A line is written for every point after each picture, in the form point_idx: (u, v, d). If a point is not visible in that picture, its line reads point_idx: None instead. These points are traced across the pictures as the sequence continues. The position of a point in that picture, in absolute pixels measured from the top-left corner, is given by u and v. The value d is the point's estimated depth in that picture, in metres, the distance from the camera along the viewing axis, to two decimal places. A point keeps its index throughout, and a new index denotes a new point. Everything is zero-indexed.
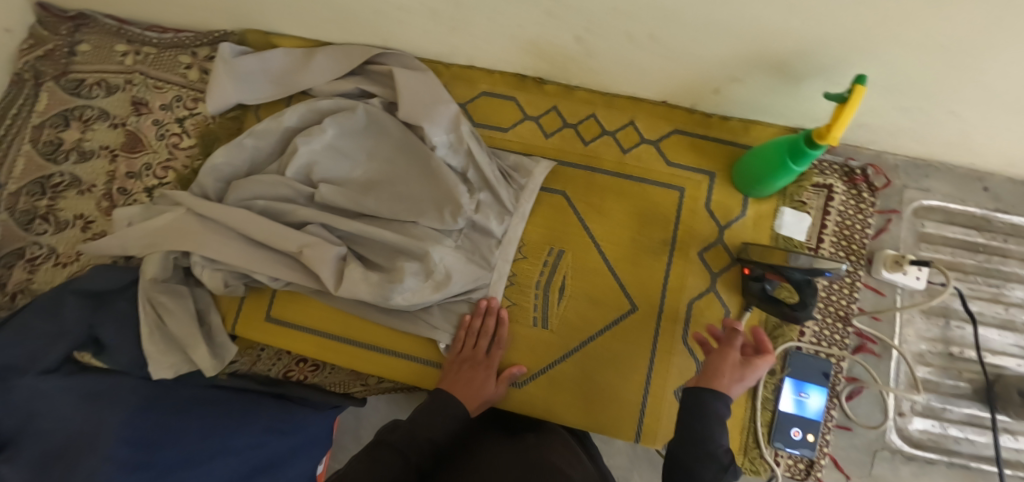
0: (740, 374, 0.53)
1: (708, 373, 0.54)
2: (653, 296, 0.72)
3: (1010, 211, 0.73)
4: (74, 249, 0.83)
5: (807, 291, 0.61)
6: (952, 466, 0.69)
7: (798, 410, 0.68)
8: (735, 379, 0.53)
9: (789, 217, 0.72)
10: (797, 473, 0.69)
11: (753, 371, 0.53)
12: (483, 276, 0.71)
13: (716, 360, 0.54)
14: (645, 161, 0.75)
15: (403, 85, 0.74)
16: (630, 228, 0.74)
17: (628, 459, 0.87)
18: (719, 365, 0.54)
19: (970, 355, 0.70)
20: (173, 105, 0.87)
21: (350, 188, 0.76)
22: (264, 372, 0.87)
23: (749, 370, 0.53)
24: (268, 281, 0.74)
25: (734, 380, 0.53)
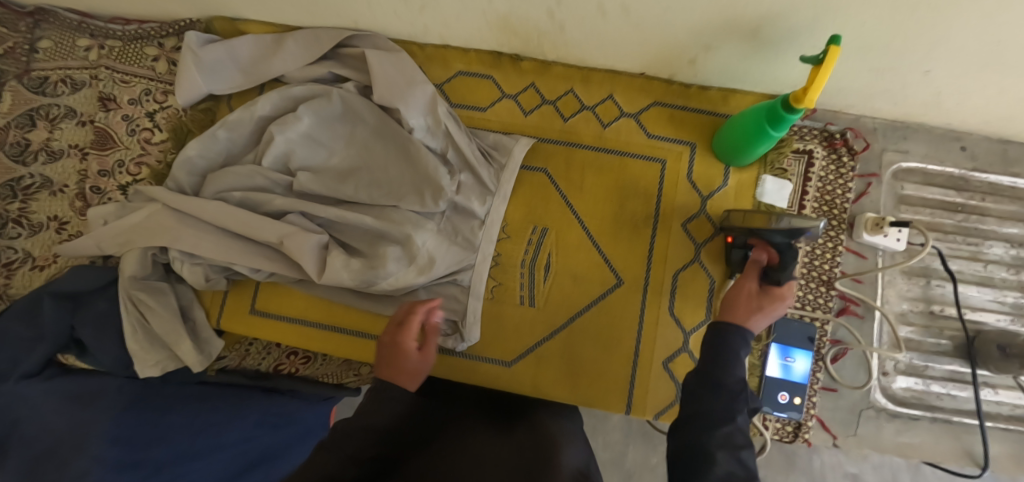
0: (758, 304, 0.53)
1: (728, 309, 0.54)
2: (639, 269, 0.72)
3: (986, 170, 0.74)
4: (51, 251, 0.81)
5: (789, 254, 0.56)
6: (936, 421, 0.71)
7: (784, 375, 0.69)
8: (755, 310, 0.53)
9: (770, 184, 0.72)
10: (785, 436, 0.71)
11: (773, 300, 0.53)
12: (467, 258, 0.71)
13: (733, 297, 0.55)
14: (625, 135, 0.75)
15: (376, 68, 0.73)
16: (612, 202, 0.73)
17: (621, 433, 0.89)
18: (736, 299, 0.54)
19: (950, 313, 0.72)
20: (143, 99, 0.85)
21: (328, 175, 0.75)
22: (253, 367, 0.86)
23: (767, 299, 0.53)
24: (249, 273, 0.73)
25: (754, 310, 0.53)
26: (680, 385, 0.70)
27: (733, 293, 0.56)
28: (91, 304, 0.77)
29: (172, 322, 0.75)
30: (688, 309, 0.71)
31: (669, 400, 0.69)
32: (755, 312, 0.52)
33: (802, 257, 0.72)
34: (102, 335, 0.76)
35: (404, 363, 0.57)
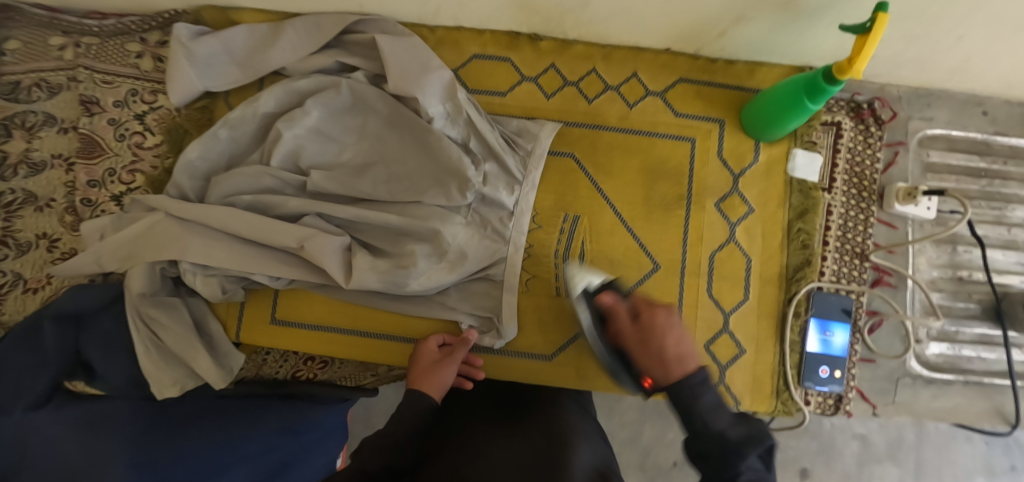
0: (658, 350, 0.48)
1: (650, 372, 0.49)
2: (674, 252, 0.70)
3: (1007, 134, 0.74)
4: (43, 272, 0.76)
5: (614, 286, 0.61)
6: (968, 384, 0.72)
7: (823, 349, 0.70)
8: (664, 356, 0.48)
9: (801, 158, 0.71)
10: (826, 409, 0.71)
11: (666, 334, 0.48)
12: (499, 250, 0.68)
13: (641, 360, 0.50)
14: (652, 115, 0.72)
15: (388, 53, 0.68)
16: (643, 185, 0.71)
17: (637, 412, 0.89)
18: (645, 356, 0.49)
19: (979, 277, 0.72)
20: (129, 100, 0.80)
21: (341, 171, 0.70)
22: (271, 375, 0.82)
23: (664, 338, 0.48)
24: (268, 281, 0.69)
25: (661, 352, 0.48)
26: (722, 366, 0.69)
27: (636, 355, 0.51)
28: (96, 323, 0.73)
29: (188, 338, 0.71)
30: (726, 290, 0.70)
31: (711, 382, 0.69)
32: (666, 358, 0.47)
33: (834, 230, 0.72)
34: (112, 355, 0.72)
35: (430, 372, 0.64)
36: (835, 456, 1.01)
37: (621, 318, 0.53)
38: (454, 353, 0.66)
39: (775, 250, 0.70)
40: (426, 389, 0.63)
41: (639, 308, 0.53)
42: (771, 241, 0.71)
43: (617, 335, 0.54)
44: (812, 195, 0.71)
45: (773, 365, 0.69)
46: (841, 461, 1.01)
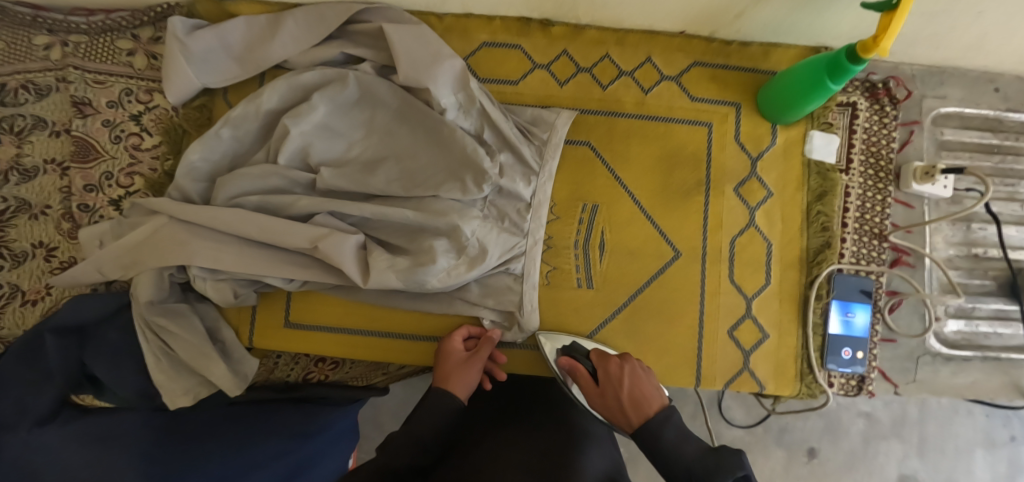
0: (616, 399, 0.58)
1: (621, 423, 0.58)
2: (695, 239, 0.69)
3: (1019, 110, 0.74)
4: (43, 283, 0.74)
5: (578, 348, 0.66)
6: (986, 359, 0.73)
7: (845, 330, 0.70)
8: (623, 404, 0.58)
9: (819, 140, 0.71)
10: (849, 390, 0.72)
11: (621, 380, 0.59)
12: (517, 243, 0.67)
13: (603, 411, 0.60)
14: (668, 100, 0.71)
15: (397, 42, 0.65)
16: (662, 171, 0.70)
17: None
18: (619, 414, 0.58)
19: (994, 254, 0.73)
20: (123, 100, 0.77)
21: (351, 167, 0.67)
22: (282, 378, 0.79)
23: (622, 392, 0.58)
24: (281, 283, 0.66)
25: (627, 408, 0.57)
26: (747, 352, 0.69)
27: (602, 410, 0.60)
28: (101, 335, 0.70)
29: (199, 346, 0.68)
30: (748, 275, 0.69)
31: (736, 368, 0.69)
32: (625, 406, 0.57)
33: (852, 211, 0.71)
34: (119, 367, 0.69)
35: (456, 371, 0.63)
36: (841, 435, 1.03)
37: (586, 380, 0.61)
38: (481, 351, 0.65)
39: (795, 233, 0.70)
40: (456, 389, 0.61)
41: (598, 364, 0.62)
42: (791, 224, 0.70)
43: (596, 397, 0.61)
44: (830, 176, 0.70)
45: (796, 348, 0.69)
46: (848, 439, 1.03)
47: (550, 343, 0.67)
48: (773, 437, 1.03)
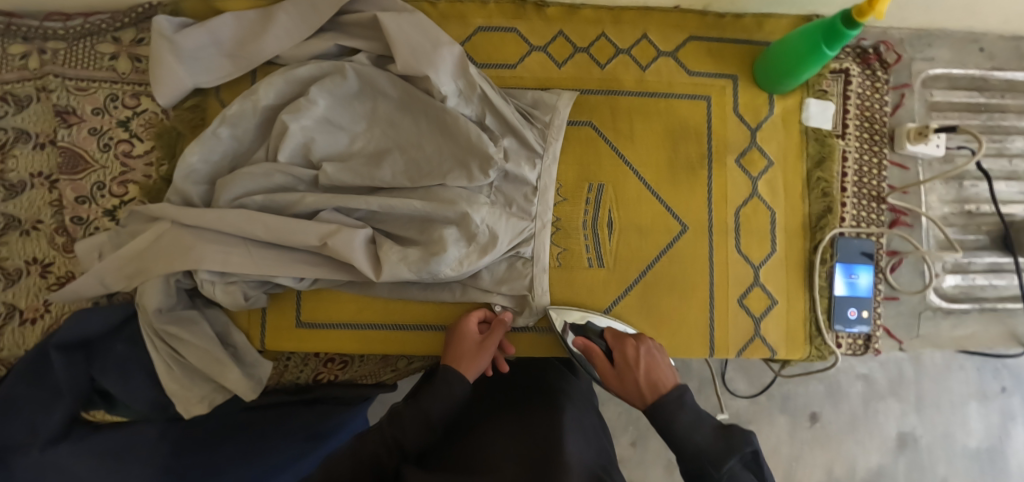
0: (635, 382, 0.60)
1: (636, 402, 0.60)
2: (701, 212, 0.70)
3: (1004, 68, 0.76)
4: (40, 300, 0.73)
5: (591, 326, 0.67)
6: (983, 311, 0.76)
7: (850, 291, 0.71)
8: (642, 386, 0.59)
9: (814, 107, 0.72)
10: (857, 350, 0.74)
11: (638, 362, 0.60)
12: (526, 227, 0.67)
13: (619, 391, 0.61)
14: (666, 75, 0.71)
15: (393, 30, 0.64)
16: (664, 147, 0.70)
17: None
18: (636, 394, 0.60)
19: (987, 209, 0.75)
20: (109, 107, 0.75)
21: (355, 161, 0.67)
22: (292, 381, 0.77)
23: (639, 373, 0.60)
24: (291, 283, 0.66)
25: (646, 390, 0.59)
26: (757, 318, 0.70)
27: (617, 390, 0.62)
28: (108, 349, 0.69)
29: (212, 351, 0.67)
30: (755, 245, 0.70)
31: (747, 336, 0.70)
32: (644, 388, 0.59)
33: (851, 176, 0.73)
34: (129, 380, 0.68)
35: (470, 355, 0.63)
36: (842, 398, 1.06)
37: (602, 362, 0.63)
38: (494, 334, 0.65)
39: (798, 201, 0.71)
40: (467, 372, 0.61)
41: (614, 346, 0.63)
42: (793, 192, 0.72)
43: (612, 377, 0.62)
44: (828, 142, 0.72)
45: (804, 312, 0.71)
46: (848, 402, 1.06)
47: (561, 318, 0.67)
48: (777, 405, 1.06)
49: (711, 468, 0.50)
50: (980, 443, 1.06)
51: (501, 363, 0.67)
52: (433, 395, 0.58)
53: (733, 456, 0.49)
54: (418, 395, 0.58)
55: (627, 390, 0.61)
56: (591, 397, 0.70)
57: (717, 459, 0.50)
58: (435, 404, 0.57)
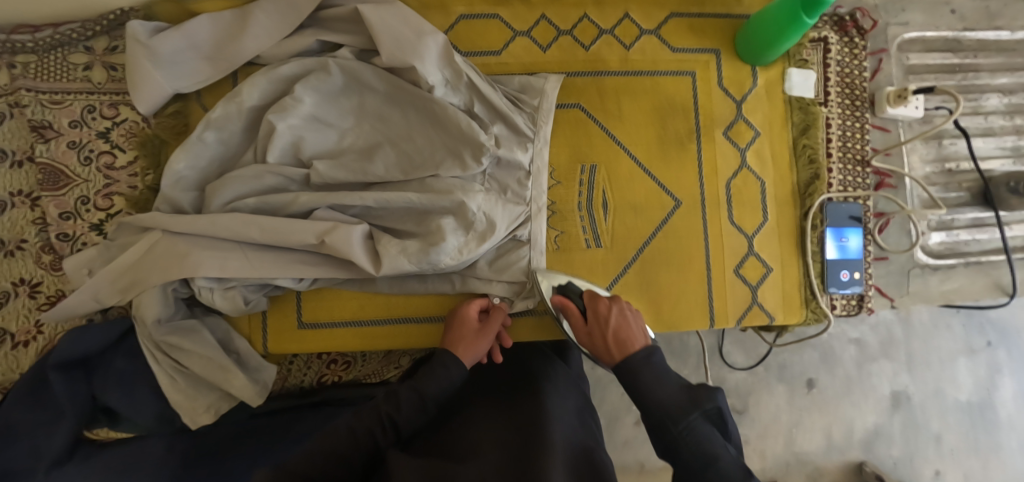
0: (604, 340, 0.61)
1: (604, 359, 0.61)
2: (693, 186, 0.71)
3: (975, 28, 0.79)
4: (32, 321, 0.71)
5: (572, 285, 0.66)
6: (968, 264, 0.79)
7: (841, 254, 0.73)
8: (609, 344, 0.60)
9: (797, 77, 0.73)
10: (851, 310, 0.76)
11: (608, 321, 0.61)
12: (522, 211, 0.67)
13: (591, 347, 0.63)
14: (650, 53, 0.72)
15: (376, 23, 0.64)
16: (653, 124, 0.71)
17: None
18: (603, 350, 0.61)
19: (966, 166, 0.78)
20: (87, 118, 0.73)
21: (346, 157, 0.66)
22: (298, 384, 0.78)
23: (608, 331, 0.60)
24: (291, 284, 0.66)
25: (613, 347, 0.60)
26: (754, 286, 0.72)
27: (589, 346, 0.63)
28: (108, 365, 0.68)
29: (215, 359, 0.66)
30: (747, 215, 0.72)
31: (745, 305, 0.71)
32: (611, 346, 0.60)
33: (835, 141, 0.75)
34: (133, 394, 0.67)
35: (472, 339, 0.63)
36: (836, 363, 1.09)
37: (576, 319, 0.63)
38: (493, 321, 0.65)
39: (786, 169, 0.73)
40: (467, 357, 0.61)
41: (589, 305, 0.64)
42: (781, 161, 0.73)
43: (584, 334, 0.63)
44: (812, 110, 0.73)
45: (799, 277, 0.73)
46: (842, 366, 1.09)
47: (546, 280, 0.66)
48: (774, 374, 1.08)
49: (672, 423, 0.49)
50: (970, 397, 1.10)
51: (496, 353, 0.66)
52: (433, 377, 0.58)
53: (695, 411, 0.49)
54: (416, 376, 0.58)
55: (596, 347, 0.62)
56: (577, 382, 0.71)
57: (678, 413, 0.49)
58: (433, 383, 0.57)
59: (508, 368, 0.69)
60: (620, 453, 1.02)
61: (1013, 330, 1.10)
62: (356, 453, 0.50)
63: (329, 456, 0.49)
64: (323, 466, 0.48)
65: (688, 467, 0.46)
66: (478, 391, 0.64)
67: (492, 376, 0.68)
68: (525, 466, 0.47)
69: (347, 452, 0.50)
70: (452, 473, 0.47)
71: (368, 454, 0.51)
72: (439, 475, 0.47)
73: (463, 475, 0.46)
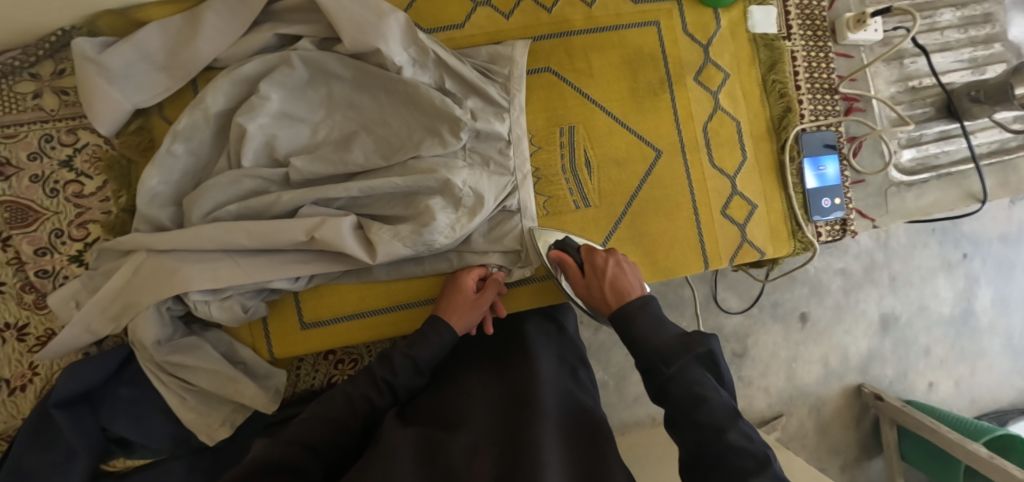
0: (600, 290, 0.60)
1: (600, 308, 0.61)
2: (671, 134, 0.72)
3: None
4: (26, 363, 0.69)
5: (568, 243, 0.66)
6: (941, 177, 0.81)
7: (820, 182, 0.75)
8: (607, 293, 0.59)
9: (758, 14, 0.74)
10: (835, 235, 0.78)
11: (604, 272, 0.60)
12: (508, 181, 0.68)
13: (588, 299, 0.62)
14: (613, 7, 0.72)
15: (333, 7, 0.62)
16: (624, 79, 0.72)
17: None
18: (599, 297, 0.60)
19: (928, 82, 0.80)
20: (46, 148, 0.70)
21: (323, 150, 0.65)
22: (308, 389, 0.77)
23: (605, 283, 0.60)
24: (287, 285, 0.65)
25: (610, 296, 0.59)
26: (741, 225, 0.73)
27: (586, 298, 0.63)
28: (111, 395, 0.67)
29: (223, 371, 0.65)
30: (726, 156, 0.73)
31: (735, 243, 0.73)
32: (608, 295, 0.59)
33: (803, 73, 0.76)
34: (142, 419, 0.66)
35: (463, 309, 0.64)
36: (826, 293, 1.12)
37: (574, 272, 0.63)
38: (487, 293, 0.66)
39: (757, 106, 0.74)
40: (458, 328, 0.63)
41: (586, 259, 0.63)
42: (752, 99, 0.74)
43: (581, 287, 0.63)
44: (776, 45, 0.74)
45: (783, 210, 0.75)
46: (831, 295, 1.12)
47: (542, 239, 0.67)
48: (768, 312, 1.12)
49: (664, 368, 0.50)
50: (953, 308, 1.15)
51: (488, 325, 0.66)
52: (424, 341, 0.61)
53: (687, 355, 0.50)
54: (408, 341, 0.61)
55: (592, 299, 0.62)
56: (572, 334, 0.72)
57: (670, 358, 0.50)
58: (425, 349, 0.61)
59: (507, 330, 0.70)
60: (632, 409, 1.05)
61: (985, 239, 1.15)
62: (352, 419, 0.53)
63: (326, 421, 0.51)
64: (321, 433, 0.50)
65: (678, 406, 0.48)
66: (472, 356, 0.67)
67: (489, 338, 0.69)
68: (513, 428, 0.49)
69: (342, 417, 0.53)
70: (449, 433, 0.50)
71: (364, 416, 0.55)
72: (437, 436, 0.50)
73: (457, 439, 0.48)
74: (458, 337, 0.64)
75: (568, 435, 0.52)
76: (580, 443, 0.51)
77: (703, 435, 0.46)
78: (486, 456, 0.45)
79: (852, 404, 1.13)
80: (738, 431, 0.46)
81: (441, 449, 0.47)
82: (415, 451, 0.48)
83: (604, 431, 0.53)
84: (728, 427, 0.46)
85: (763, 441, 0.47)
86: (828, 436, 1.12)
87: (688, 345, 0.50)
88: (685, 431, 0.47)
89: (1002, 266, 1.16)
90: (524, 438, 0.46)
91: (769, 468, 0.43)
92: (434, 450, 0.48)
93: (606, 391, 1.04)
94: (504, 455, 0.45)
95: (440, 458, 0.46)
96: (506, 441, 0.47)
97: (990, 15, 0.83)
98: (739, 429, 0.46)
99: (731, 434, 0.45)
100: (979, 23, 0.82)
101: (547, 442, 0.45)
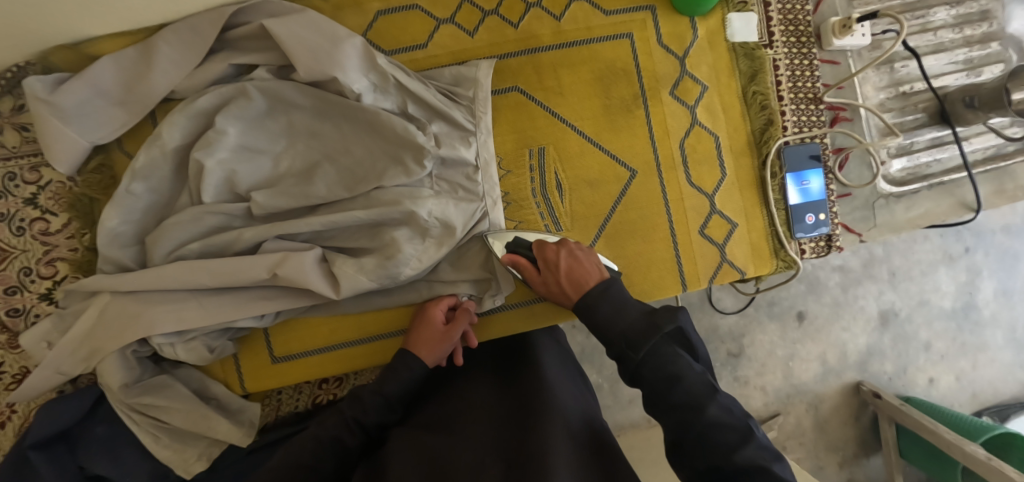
0: (558, 284, 0.58)
1: (564, 301, 0.59)
2: (647, 153, 0.69)
3: None
4: (4, 403, 0.69)
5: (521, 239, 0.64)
6: (932, 187, 0.79)
7: (803, 198, 0.72)
8: (564, 285, 0.57)
9: (737, 22, 0.70)
10: (821, 251, 0.76)
11: (558, 265, 0.58)
12: (477, 207, 0.66)
13: (550, 296, 0.60)
14: (583, 21, 0.68)
15: (285, 35, 0.60)
16: (596, 96, 0.69)
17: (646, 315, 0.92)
18: (557, 290, 0.58)
19: (920, 87, 0.77)
20: (10, 186, 0.69)
21: (285, 183, 0.63)
22: (291, 411, 0.76)
23: (561, 276, 0.58)
24: (253, 322, 0.64)
25: (569, 288, 0.57)
26: (721, 245, 0.71)
27: (548, 294, 0.60)
28: (87, 434, 0.66)
29: (195, 409, 0.65)
30: (705, 173, 0.70)
31: (715, 263, 0.71)
32: (566, 288, 0.57)
33: (785, 83, 0.73)
34: (120, 456, 0.66)
35: (433, 341, 0.61)
36: (822, 290, 1.09)
37: (529, 271, 0.60)
38: (458, 323, 0.63)
39: (737, 119, 0.71)
40: (429, 361, 0.60)
41: (539, 255, 0.60)
42: (731, 112, 0.71)
43: (540, 283, 0.60)
44: (757, 55, 0.71)
45: (765, 228, 0.72)
46: (828, 292, 1.09)
47: (499, 241, 0.65)
48: (764, 312, 1.09)
49: (633, 354, 0.47)
50: (954, 303, 1.12)
51: (459, 357, 0.63)
52: (392, 375, 0.58)
53: (656, 334, 0.46)
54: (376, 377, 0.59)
55: (553, 294, 0.59)
56: (574, 355, 0.71)
57: (638, 341, 0.47)
58: (394, 384, 0.58)
59: (499, 347, 0.70)
60: (627, 411, 1.03)
61: (989, 232, 1.11)
62: (324, 461, 0.51)
63: (299, 466, 0.49)
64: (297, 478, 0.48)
65: (654, 388, 0.45)
66: (456, 374, 0.65)
67: (471, 359, 0.68)
68: (519, 439, 0.48)
69: (313, 461, 0.50)
70: (453, 447, 0.49)
71: (338, 457, 0.52)
72: (439, 448, 0.49)
73: (461, 451, 0.48)
74: (428, 370, 0.61)
75: (580, 449, 0.50)
76: (587, 452, 0.51)
77: (682, 416, 0.44)
78: (493, 471, 0.44)
79: (851, 401, 1.11)
80: (717, 405, 0.44)
81: (445, 462, 0.46)
82: (419, 465, 0.47)
83: (614, 448, 0.53)
84: (708, 404, 0.44)
85: (742, 410, 0.45)
86: (826, 433, 1.10)
87: (657, 324, 0.47)
88: (666, 413, 0.45)
89: (1005, 259, 1.12)
90: (532, 451, 0.45)
91: (754, 440, 0.43)
92: (437, 463, 0.46)
93: (601, 394, 1.02)
94: (514, 468, 0.44)
95: (445, 470, 0.45)
96: (514, 454, 0.46)
97: (987, 12, 0.79)
98: (718, 404, 0.44)
99: (712, 410, 0.43)
100: (975, 21, 0.78)
101: (557, 455, 0.44)
